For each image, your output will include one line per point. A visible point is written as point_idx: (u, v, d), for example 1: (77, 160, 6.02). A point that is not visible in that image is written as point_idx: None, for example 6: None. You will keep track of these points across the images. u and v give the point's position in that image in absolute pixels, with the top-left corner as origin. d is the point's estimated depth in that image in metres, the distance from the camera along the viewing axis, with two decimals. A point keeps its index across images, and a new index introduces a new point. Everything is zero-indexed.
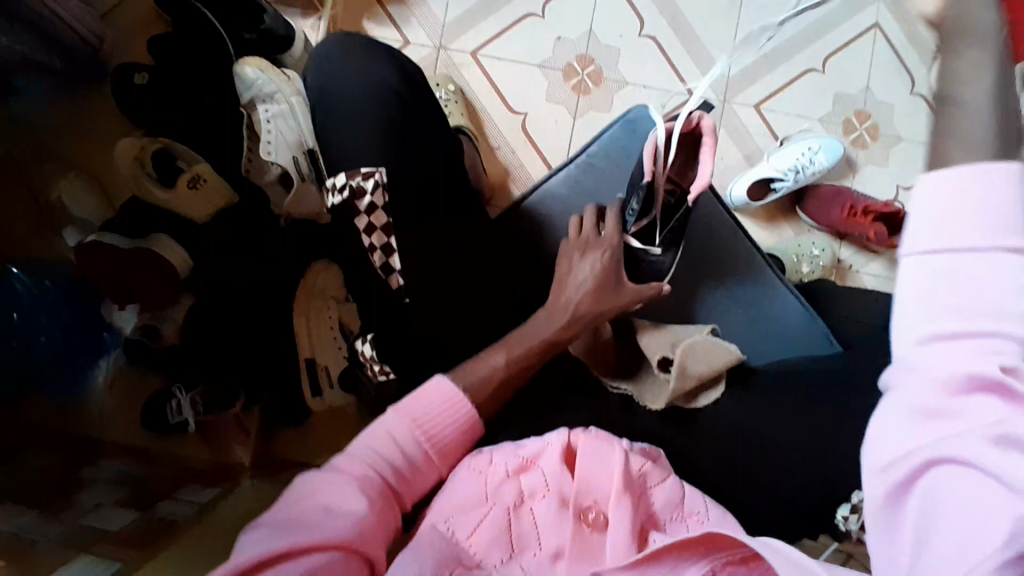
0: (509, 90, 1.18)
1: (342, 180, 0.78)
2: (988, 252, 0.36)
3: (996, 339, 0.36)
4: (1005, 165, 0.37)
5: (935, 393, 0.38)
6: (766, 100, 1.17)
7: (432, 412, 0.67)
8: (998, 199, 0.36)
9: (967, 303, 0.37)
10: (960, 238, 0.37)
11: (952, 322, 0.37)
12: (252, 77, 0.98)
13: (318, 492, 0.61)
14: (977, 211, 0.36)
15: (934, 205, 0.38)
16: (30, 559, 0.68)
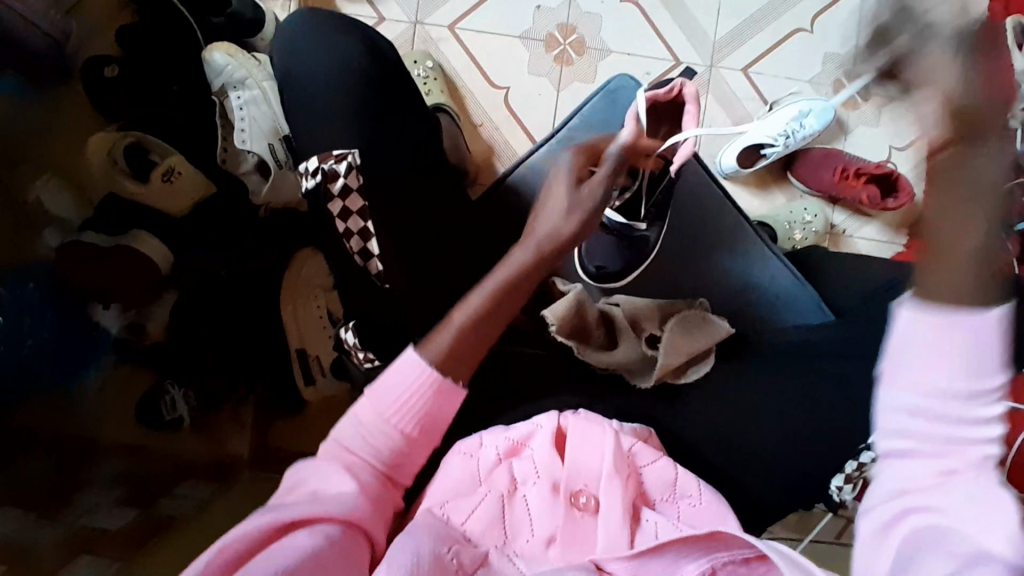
0: (490, 64, 1.15)
1: (314, 163, 0.70)
2: (954, 381, 0.41)
3: (971, 439, 0.41)
4: (990, 320, 0.41)
5: (926, 473, 0.42)
6: (754, 62, 1.14)
7: (404, 382, 0.61)
8: (963, 343, 0.41)
9: (936, 421, 0.42)
10: (930, 380, 0.42)
11: (927, 421, 0.42)
12: (221, 63, 0.95)
13: (304, 483, 0.59)
14: (949, 357, 0.42)
15: (911, 336, 0.43)
16: (27, 566, 0.68)
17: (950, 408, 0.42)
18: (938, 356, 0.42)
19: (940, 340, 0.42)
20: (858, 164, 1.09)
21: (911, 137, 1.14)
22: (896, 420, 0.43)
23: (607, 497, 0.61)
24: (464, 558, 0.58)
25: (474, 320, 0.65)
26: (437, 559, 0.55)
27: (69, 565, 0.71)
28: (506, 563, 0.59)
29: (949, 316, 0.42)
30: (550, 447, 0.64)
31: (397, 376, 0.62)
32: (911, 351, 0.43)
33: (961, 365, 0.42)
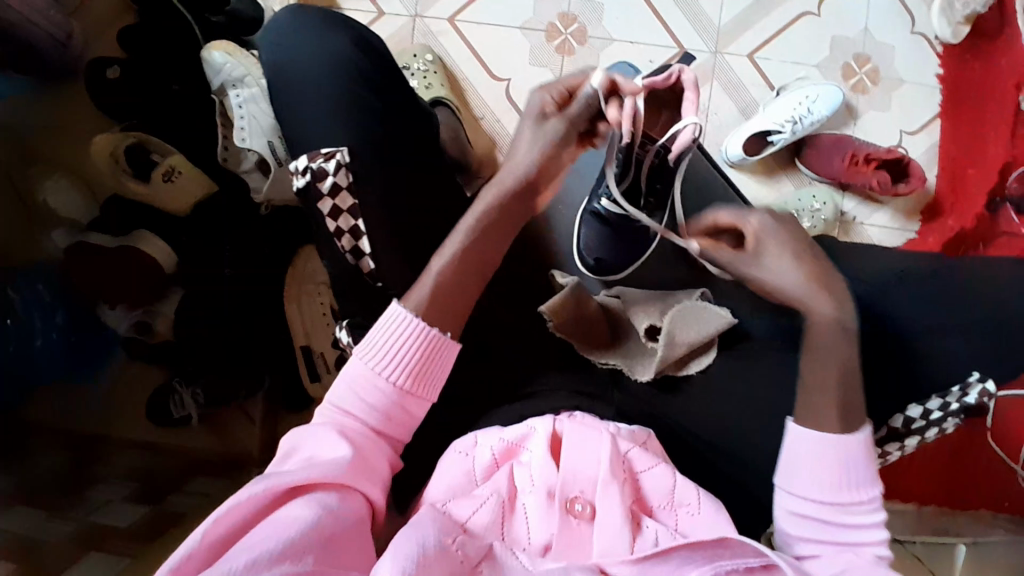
0: (490, 57, 1.14)
1: (304, 163, 0.70)
2: (847, 491, 0.63)
3: (860, 528, 0.62)
4: (856, 437, 0.64)
5: (824, 544, 0.62)
6: (760, 48, 1.12)
7: (396, 339, 0.63)
8: (842, 459, 0.63)
9: (830, 530, 0.63)
10: (824, 484, 0.63)
11: (817, 515, 0.63)
12: (220, 62, 0.95)
13: (299, 448, 0.59)
14: (830, 467, 0.63)
15: (800, 457, 0.65)
16: (36, 561, 0.69)
17: (839, 517, 0.62)
18: (821, 474, 0.63)
19: (820, 464, 0.63)
20: (868, 149, 1.06)
21: (924, 121, 1.11)
22: (800, 527, 0.64)
23: (606, 502, 0.61)
24: (468, 550, 0.58)
25: (454, 266, 0.69)
26: (442, 552, 0.55)
27: (79, 560, 0.73)
28: (510, 557, 0.59)
29: (831, 438, 0.64)
30: (547, 451, 0.65)
31: (389, 333, 0.64)
32: (806, 471, 0.64)
33: (841, 486, 0.63)
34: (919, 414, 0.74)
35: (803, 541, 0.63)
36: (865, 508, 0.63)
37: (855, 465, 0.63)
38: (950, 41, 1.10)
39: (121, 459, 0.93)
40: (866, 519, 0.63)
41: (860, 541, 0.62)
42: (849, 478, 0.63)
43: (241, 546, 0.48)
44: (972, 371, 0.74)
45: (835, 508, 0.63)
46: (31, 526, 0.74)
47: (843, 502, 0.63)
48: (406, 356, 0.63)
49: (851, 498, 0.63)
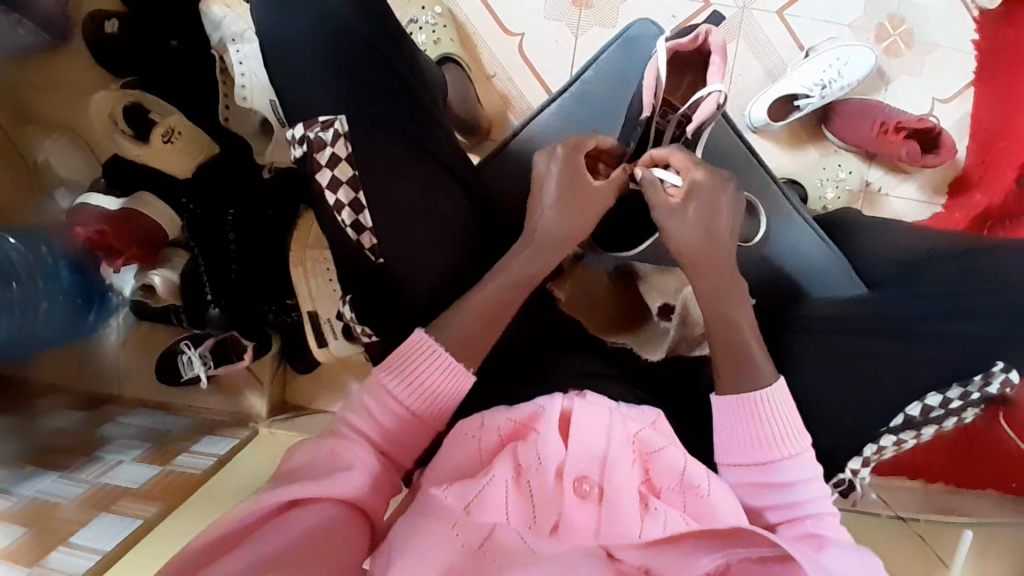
0: (503, 10, 1.08)
1: (300, 131, 0.67)
2: (780, 452, 0.62)
3: (811, 487, 0.62)
4: (765, 391, 0.63)
5: (780, 508, 0.62)
6: (790, 4, 1.05)
7: (414, 357, 0.63)
8: (762, 416, 0.63)
9: (770, 491, 0.62)
10: (755, 448, 0.63)
11: (760, 480, 0.63)
12: (220, 16, 0.91)
13: (311, 460, 0.59)
14: (753, 428, 0.63)
15: (724, 426, 0.65)
16: (50, 524, 0.72)
17: (774, 477, 0.62)
18: (746, 434, 0.63)
19: (742, 427, 0.64)
20: (899, 118, 1.02)
21: (958, 89, 1.05)
22: (746, 493, 0.64)
23: (616, 483, 0.61)
24: (469, 535, 0.58)
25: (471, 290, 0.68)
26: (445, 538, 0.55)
27: (91, 521, 0.74)
28: (510, 535, 0.58)
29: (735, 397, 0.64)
30: (556, 428, 0.64)
31: (407, 355, 0.63)
32: (731, 438, 0.64)
33: (766, 445, 0.62)
34: (937, 403, 0.67)
35: (755, 505, 0.63)
36: (799, 464, 0.62)
37: (774, 420, 0.63)
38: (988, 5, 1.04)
39: (131, 417, 1.01)
40: (803, 475, 0.62)
41: (802, 499, 0.61)
42: (773, 435, 0.63)
43: (252, 553, 0.50)
44: (996, 359, 0.64)
45: (771, 470, 0.62)
46: (47, 488, 0.79)
47: (771, 459, 0.62)
48: (420, 375, 0.63)
49: (785, 455, 0.62)
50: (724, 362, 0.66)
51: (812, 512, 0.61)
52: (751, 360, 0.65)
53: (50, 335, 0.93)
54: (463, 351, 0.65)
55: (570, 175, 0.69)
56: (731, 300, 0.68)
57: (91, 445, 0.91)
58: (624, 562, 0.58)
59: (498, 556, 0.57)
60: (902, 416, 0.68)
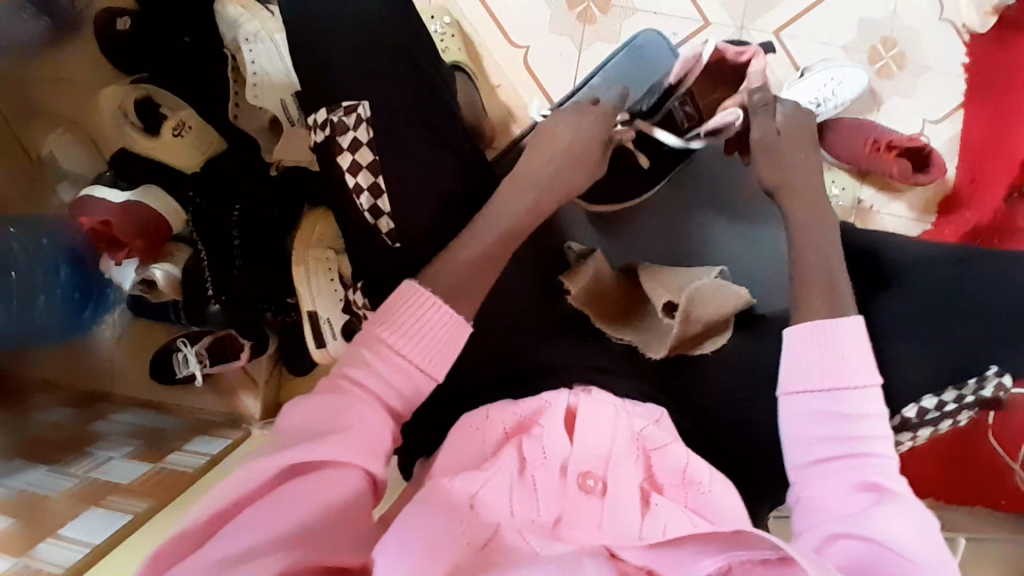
0: (511, 23, 1.11)
1: (322, 115, 0.70)
2: (852, 386, 0.60)
3: (876, 427, 0.59)
4: (847, 318, 0.63)
5: (832, 450, 0.59)
6: (787, 25, 1.09)
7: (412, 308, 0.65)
8: (837, 343, 0.62)
9: (833, 425, 0.60)
10: (821, 380, 0.61)
11: (819, 417, 0.60)
12: (233, 16, 0.92)
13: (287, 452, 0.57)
14: (826, 357, 0.62)
15: (797, 351, 0.63)
16: (41, 515, 0.71)
17: (844, 407, 0.60)
18: (823, 360, 0.62)
19: (821, 352, 0.62)
20: (891, 136, 1.05)
21: (947, 110, 1.09)
22: (807, 424, 0.61)
23: (620, 479, 0.61)
24: (474, 532, 0.56)
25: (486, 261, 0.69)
26: (445, 537, 0.55)
27: (80, 515, 0.73)
28: (517, 539, 0.57)
29: (817, 323, 0.63)
30: (562, 424, 0.64)
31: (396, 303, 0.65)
32: (802, 362, 0.63)
33: (835, 374, 0.61)
34: (932, 405, 0.69)
35: (816, 443, 0.60)
36: (867, 399, 0.60)
37: (847, 349, 0.62)
38: (977, 30, 1.07)
39: (122, 415, 1.00)
40: (873, 409, 0.60)
41: (867, 441, 0.59)
42: (846, 364, 0.61)
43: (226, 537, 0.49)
44: (989, 363, 0.67)
45: (834, 403, 0.60)
46: (34, 481, 0.78)
47: (845, 387, 0.60)
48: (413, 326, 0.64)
49: (853, 394, 0.60)
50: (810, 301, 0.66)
51: (873, 457, 0.58)
52: (818, 293, 0.66)
53: (56, 314, 0.96)
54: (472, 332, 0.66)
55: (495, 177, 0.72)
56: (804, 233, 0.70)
57: (80, 441, 0.89)
58: (624, 562, 0.56)
59: (503, 554, 0.56)
60: (898, 417, 0.70)
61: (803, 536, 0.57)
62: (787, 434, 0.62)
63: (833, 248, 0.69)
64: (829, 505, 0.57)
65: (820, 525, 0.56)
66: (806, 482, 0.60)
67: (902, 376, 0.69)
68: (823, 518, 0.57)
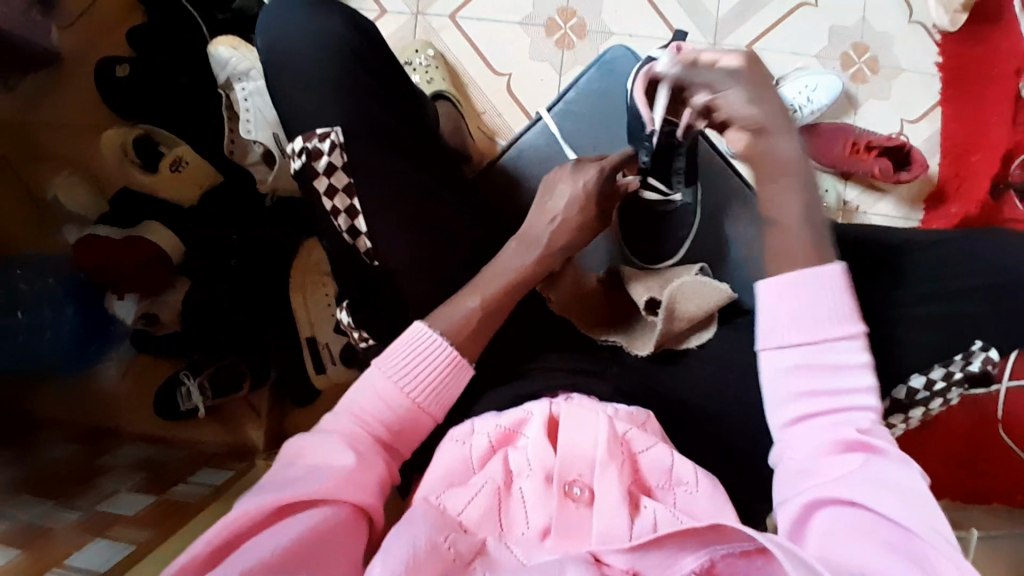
0: (492, 51, 1.15)
1: (299, 144, 0.72)
2: (828, 341, 0.57)
3: (852, 376, 0.57)
4: (828, 270, 0.59)
5: (808, 404, 0.57)
6: (759, 39, 1.13)
7: (403, 349, 0.66)
8: (809, 293, 0.58)
9: (812, 380, 0.57)
10: (795, 337, 0.58)
11: (798, 376, 0.58)
12: (226, 56, 0.96)
13: (303, 456, 0.60)
14: (801, 312, 0.58)
15: (774, 305, 0.59)
16: (45, 545, 0.72)
17: (823, 361, 0.57)
18: (801, 315, 0.58)
19: (799, 309, 0.58)
20: (869, 137, 1.08)
21: (925, 109, 1.12)
22: (788, 382, 0.58)
23: (604, 484, 0.60)
24: (460, 547, 0.57)
25: (494, 293, 0.70)
26: (431, 546, 0.55)
27: (84, 545, 0.73)
28: (503, 552, 0.58)
29: (796, 278, 0.59)
30: (542, 433, 0.64)
31: (403, 347, 0.66)
32: (785, 317, 0.58)
33: (812, 326, 0.58)
34: (922, 385, 0.72)
35: (795, 401, 0.58)
36: (847, 348, 0.57)
37: (824, 301, 0.58)
38: (949, 29, 1.10)
39: (126, 449, 1.01)
40: (854, 360, 0.57)
41: (849, 394, 0.57)
42: (824, 315, 0.58)
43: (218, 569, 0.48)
44: (975, 339, 0.70)
45: (818, 356, 0.57)
46: (39, 516, 0.78)
47: (823, 342, 0.57)
48: (402, 362, 0.65)
49: (826, 346, 0.57)
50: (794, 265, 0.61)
51: (852, 411, 0.56)
52: (803, 244, 0.62)
53: (60, 338, 0.98)
54: (464, 338, 0.68)
55: (540, 207, 0.75)
56: (772, 192, 0.65)
57: (85, 475, 0.90)
58: (610, 566, 0.55)
59: (491, 568, 0.57)
60: (890, 399, 0.72)
61: (782, 499, 0.56)
62: (768, 395, 0.59)
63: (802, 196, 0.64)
64: (810, 468, 0.55)
65: (801, 489, 0.55)
66: (787, 446, 0.58)
67: (888, 360, 0.70)
68: (800, 475, 0.56)
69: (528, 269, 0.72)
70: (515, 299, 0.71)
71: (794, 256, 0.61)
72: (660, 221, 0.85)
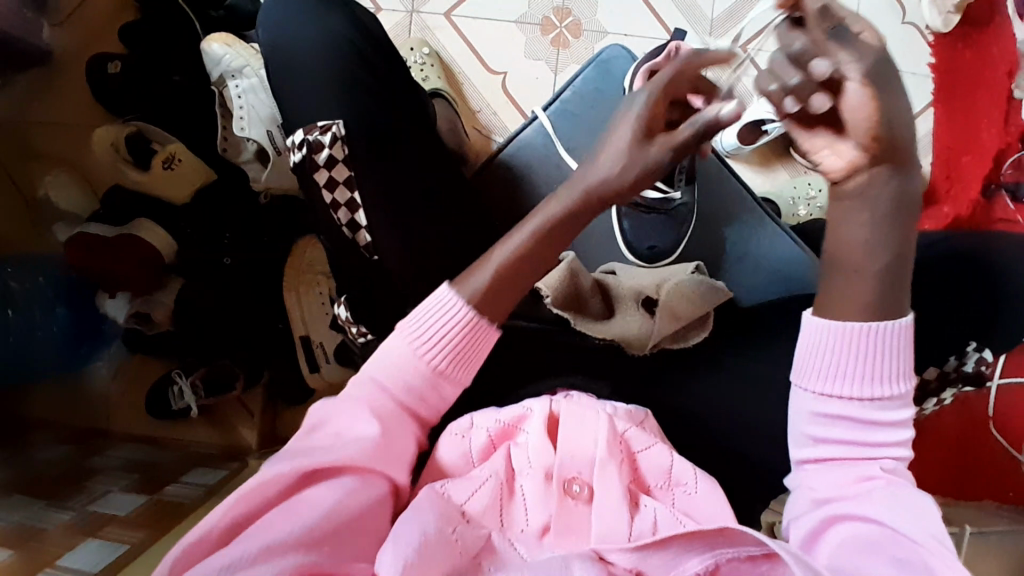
0: (486, 50, 1.15)
1: (299, 137, 0.73)
2: (872, 395, 0.54)
3: (888, 429, 0.55)
4: (894, 321, 0.54)
5: (836, 448, 0.55)
6: (754, 39, 1.13)
7: (430, 318, 0.60)
8: (861, 342, 0.54)
9: (845, 428, 0.55)
10: (837, 384, 0.54)
11: (834, 422, 0.55)
12: (219, 53, 0.94)
13: (327, 422, 0.58)
14: (849, 361, 0.54)
15: (819, 346, 0.55)
16: (36, 546, 0.71)
17: (863, 412, 0.54)
18: (845, 363, 0.54)
19: (846, 355, 0.54)
20: None
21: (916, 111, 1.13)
22: (815, 422, 0.56)
23: (604, 481, 0.60)
24: (468, 537, 0.56)
25: (508, 265, 0.61)
26: (441, 536, 0.54)
27: (75, 547, 0.73)
28: (507, 546, 0.58)
29: (848, 322, 0.54)
30: (542, 431, 0.64)
31: (427, 315, 0.60)
32: (814, 361, 0.56)
33: (858, 374, 0.54)
34: None
35: (816, 441, 0.56)
36: (889, 401, 0.54)
37: (879, 352, 0.54)
38: (942, 29, 1.12)
39: (118, 450, 1.00)
40: (892, 416, 0.54)
41: (879, 444, 0.54)
42: (873, 365, 0.54)
43: (236, 549, 0.47)
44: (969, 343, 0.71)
45: (858, 405, 0.54)
46: (31, 516, 0.77)
47: (866, 396, 0.54)
48: (428, 332, 0.60)
49: (868, 399, 0.54)
50: (860, 291, 0.54)
51: (881, 460, 0.54)
52: (874, 287, 0.54)
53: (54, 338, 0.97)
54: None
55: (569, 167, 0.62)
56: (846, 220, 0.55)
57: (78, 476, 0.89)
58: (614, 564, 0.55)
59: (497, 560, 0.56)
60: None
61: (794, 524, 0.56)
62: (795, 428, 0.57)
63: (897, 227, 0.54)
64: (825, 501, 0.54)
65: (811, 518, 0.54)
66: (807, 481, 0.57)
67: None
68: (815, 507, 0.55)
69: (546, 241, 0.61)
70: (533, 271, 0.62)
71: (864, 285, 0.54)
72: (661, 219, 0.84)
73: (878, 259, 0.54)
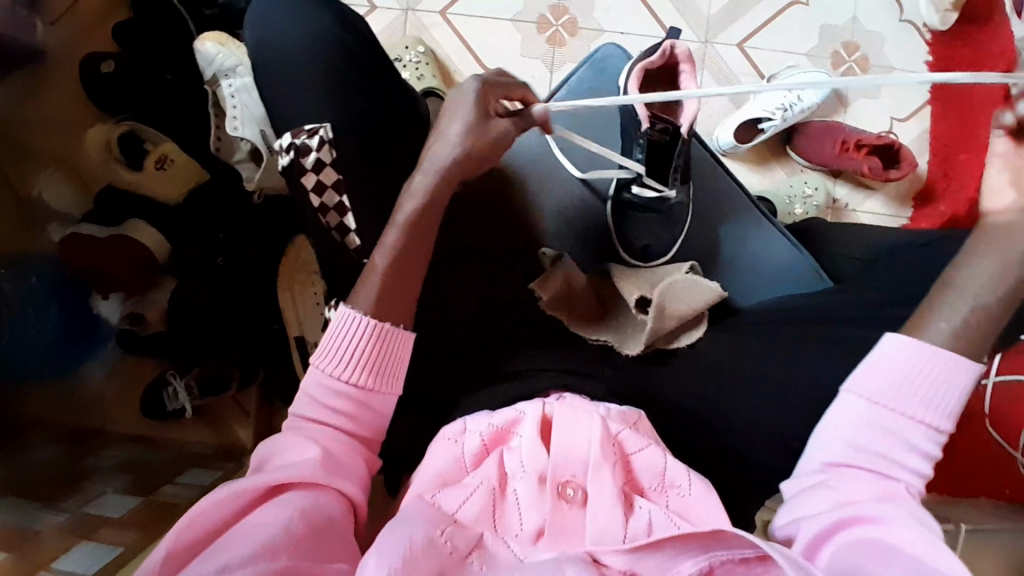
0: (482, 48, 1.15)
1: (287, 140, 0.72)
2: (922, 421, 0.57)
3: (919, 460, 0.57)
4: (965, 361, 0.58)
5: (869, 460, 0.57)
6: (749, 37, 1.13)
7: (343, 337, 0.63)
8: (928, 368, 0.58)
9: (887, 443, 0.57)
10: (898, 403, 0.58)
11: (877, 435, 0.58)
12: (212, 52, 0.94)
13: (276, 452, 0.60)
14: (915, 382, 0.58)
15: (891, 362, 0.59)
16: (29, 548, 0.70)
17: (911, 435, 0.57)
18: (908, 382, 0.58)
19: (912, 376, 0.58)
20: (859, 136, 1.08)
21: (914, 109, 1.12)
22: (861, 433, 0.58)
23: (597, 484, 0.60)
24: (457, 543, 0.56)
25: (403, 254, 0.67)
26: (428, 543, 0.54)
27: (70, 549, 0.72)
28: (500, 548, 0.58)
29: (927, 348, 0.58)
30: (536, 434, 0.63)
31: (333, 333, 0.64)
32: (877, 369, 0.59)
33: (920, 394, 0.58)
34: None
35: (854, 449, 0.58)
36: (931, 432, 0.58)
37: (940, 380, 0.58)
38: (938, 27, 1.11)
39: (113, 450, 0.99)
40: (929, 448, 0.58)
41: (908, 468, 0.57)
42: (930, 391, 0.58)
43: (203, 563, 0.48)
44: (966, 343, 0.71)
45: (908, 425, 0.57)
46: (27, 515, 0.77)
47: (919, 418, 0.57)
48: (344, 350, 0.63)
49: (916, 425, 0.57)
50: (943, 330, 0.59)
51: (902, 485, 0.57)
52: (959, 322, 0.59)
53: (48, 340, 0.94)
54: None
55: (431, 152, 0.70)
56: (968, 262, 0.61)
57: (73, 476, 0.89)
58: (608, 567, 0.55)
59: (487, 563, 0.56)
60: None
61: (807, 518, 0.56)
62: (833, 431, 0.60)
63: (1004, 284, 0.60)
64: (846, 501, 0.56)
65: (827, 514, 0.55)
66: (828, 482, 0.58)
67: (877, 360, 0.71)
68: (834, 505, 0.56)
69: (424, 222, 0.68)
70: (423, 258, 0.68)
71: (943, 328, 0.60)
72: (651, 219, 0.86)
73: (969, 303, 0.60)
